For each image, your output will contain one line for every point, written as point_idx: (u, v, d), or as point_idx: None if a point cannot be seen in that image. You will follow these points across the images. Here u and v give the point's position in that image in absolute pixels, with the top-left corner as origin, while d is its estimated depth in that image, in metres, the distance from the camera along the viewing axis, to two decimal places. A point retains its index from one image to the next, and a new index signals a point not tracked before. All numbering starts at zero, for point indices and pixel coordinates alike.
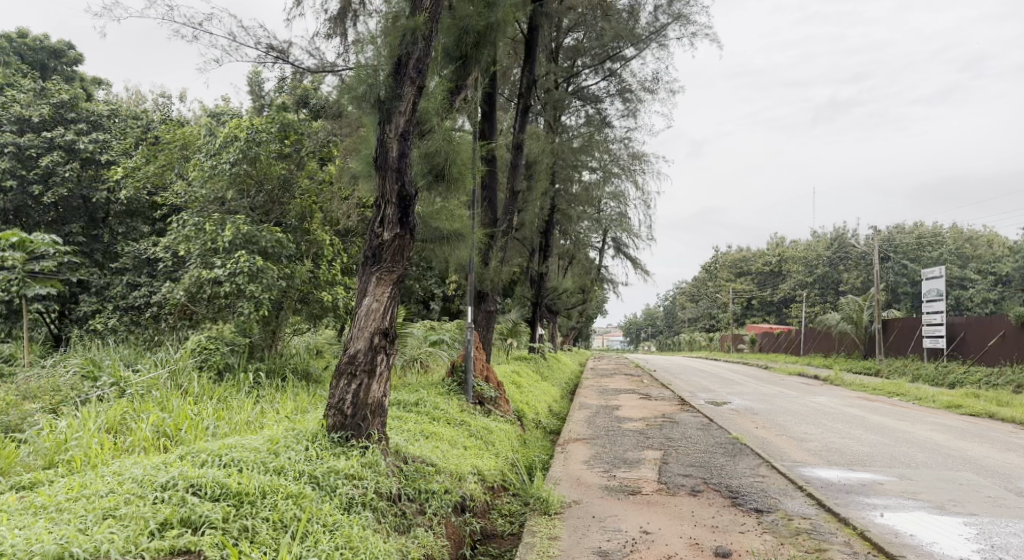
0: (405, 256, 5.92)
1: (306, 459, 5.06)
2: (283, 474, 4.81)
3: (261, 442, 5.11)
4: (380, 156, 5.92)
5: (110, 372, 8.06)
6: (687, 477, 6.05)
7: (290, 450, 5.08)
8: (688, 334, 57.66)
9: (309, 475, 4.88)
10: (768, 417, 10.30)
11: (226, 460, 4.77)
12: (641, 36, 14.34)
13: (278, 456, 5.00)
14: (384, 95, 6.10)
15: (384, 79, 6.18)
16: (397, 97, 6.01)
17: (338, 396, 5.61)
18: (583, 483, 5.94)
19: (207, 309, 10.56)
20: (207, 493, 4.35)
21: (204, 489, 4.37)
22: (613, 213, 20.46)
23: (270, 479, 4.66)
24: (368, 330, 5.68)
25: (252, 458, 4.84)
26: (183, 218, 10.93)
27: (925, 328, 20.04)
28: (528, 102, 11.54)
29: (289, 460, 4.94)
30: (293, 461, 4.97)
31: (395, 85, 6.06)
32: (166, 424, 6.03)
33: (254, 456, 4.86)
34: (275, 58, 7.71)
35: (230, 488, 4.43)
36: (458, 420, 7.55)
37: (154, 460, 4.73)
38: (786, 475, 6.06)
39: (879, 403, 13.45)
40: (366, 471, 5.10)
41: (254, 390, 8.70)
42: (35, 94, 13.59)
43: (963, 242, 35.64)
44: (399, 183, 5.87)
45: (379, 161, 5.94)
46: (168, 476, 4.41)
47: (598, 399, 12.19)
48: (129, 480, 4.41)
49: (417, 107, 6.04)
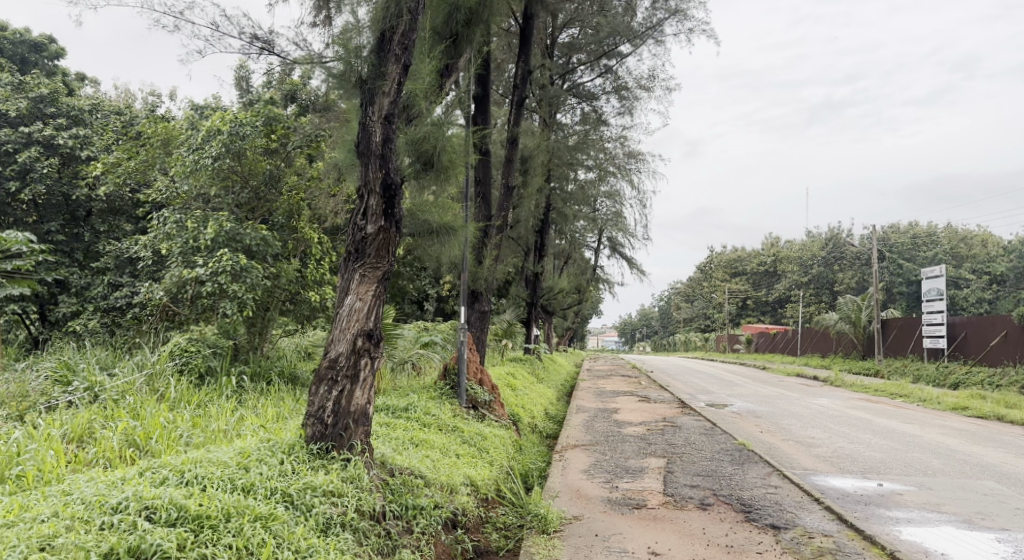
0: (391, 252, 5.52)
1: (280, 474, 4.67)
2: (252, 493, 4.41)
3: (231, 455, 4.71)
4: (362, 140, 5.52)
5: (84, 376, 7.64)
6: (694, 488, 5.66)
7: (262, 465, 4.68)
8: (682, 335, 57.40)
9: (283, 494, 4.48)
10: (772, 420, 9.91)
11: (189, 478, 4.37)
12: (637, 31, 13.95)
13: (248, 471, 4.60)
14: (367, 74, 5.69)
15: (365, 57, 5.75)
16: (379, 77, 5.60)
17: (318, 403, 5.20)
18: (583, 496, 5.55)
19: (190, 310, 10.13)
20: (162, 518, 3.96)
21: (158, 513, 3.98)
22: (609, 212, 20.05)
23: (236, 498, 4.26)
24: (351, 332, 5.28)
25: (218, 475, 4.44)
26: (165, 215, 10.50)
27: (926, 328, 19.70)
28: (523, 95, 11.11)
29: (261, 476, 4.54)
30: (266, 477, 4.57)
31: (378, 62, 5.66)
32: (135, 433, 5.64)
33: (221, 472, 4.46)
34: (261, 49, 7.28)
35: (188, 511, 4.04)
36: (450, 426, 7.15)
37: (107, 477, 4.33)
38: (801, 486, 5.67)
39: (883, 405, 13.09)
40: (346, 488, 4.71)
41: (237, 395, 8.29)
42: (13, 87, 13.16)
43: (958, 242, 35.42)
44: (382, 170, 5.48)
45: (361, 148, 5.54)
46: (120, 499, 4.02)
47: (596, 402, 11.80)
48: (76, 503, 4.01)
49: (401, 88, 5.65)
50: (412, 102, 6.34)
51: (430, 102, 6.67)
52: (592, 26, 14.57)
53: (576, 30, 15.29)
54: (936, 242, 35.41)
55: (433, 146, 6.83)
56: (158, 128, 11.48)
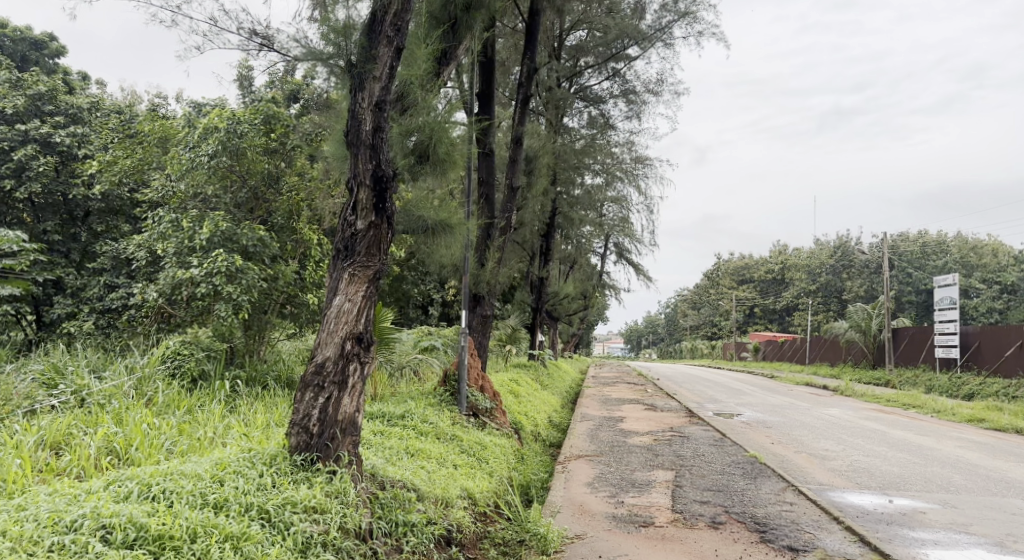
0: (382, 249, 5.24)
1: (259, 488, 4.39)
2: (225, 509, 4.14)
3: (206, 467, 4.45)
4: (352, 129, 5.24)
5: (71, 379, 7.37)
6: (705, 505, 5.34)
7: (239, 478, 4.41)
8: (689, 342, 56.94)
9: (259, 510, 4.21)
10: (783, 431, 9.56)
11: (155, 492, 4.11)
12: (645, 34, 13.69)
13: (223, 485, 4.33)
14: (356, 58, 5.40)
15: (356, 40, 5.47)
16: (370, 61, 5.32)
17: (303, 411, 4.90)
18: (586, 512, 5.24)
19: (186, 312, 9.85)
20: (118, 539, 3.71)
21: (115, 533, 3.73)
22: (615, 217, 19.73)
23: (204, 516, 3.99)
24: (339, 335, 4.99)
25: (188, 490, 4.17)
26: (160, 214, 10.25)
27: (939, 337, 19.30)
28: (528, 93, 10.83)
29: (236, 491, 4.27)
30: (242, 492, 4.30)
31: (368, 44, 5.37)
32: (115, 441, 5.37)
33: (191, 486, 4.20)
34: (260, 44, 6.93)
35: (149, 529, 3.79)
36: (448, 435, 6.87)
37: (69, 490, 4.08)
38: (819, 503, 5.34)
39: (897, 416, 12.73)
40: (330, 504, 4.42)
41: (230, 400, 8.00)
42: (11, 84, 12.96)
43: (968, 251, 34.98)
44: (373, 162, 5.20)
45: (351, 137, 5.25)
46: (76, 516, 3.78)
47: (601, 410, 11.45)
48: (26, 521, 3.75)
49: (394, 72, 5.36)
50: (407, 92, 6.05)
51: (428, 91, 6.39)
52: (599, 28, 14.37)
53: (584, 33, 15.08)
54: (946, 251, 34.92)
55: (433, 136, 6.53)
56: (155, 126, 11.25)
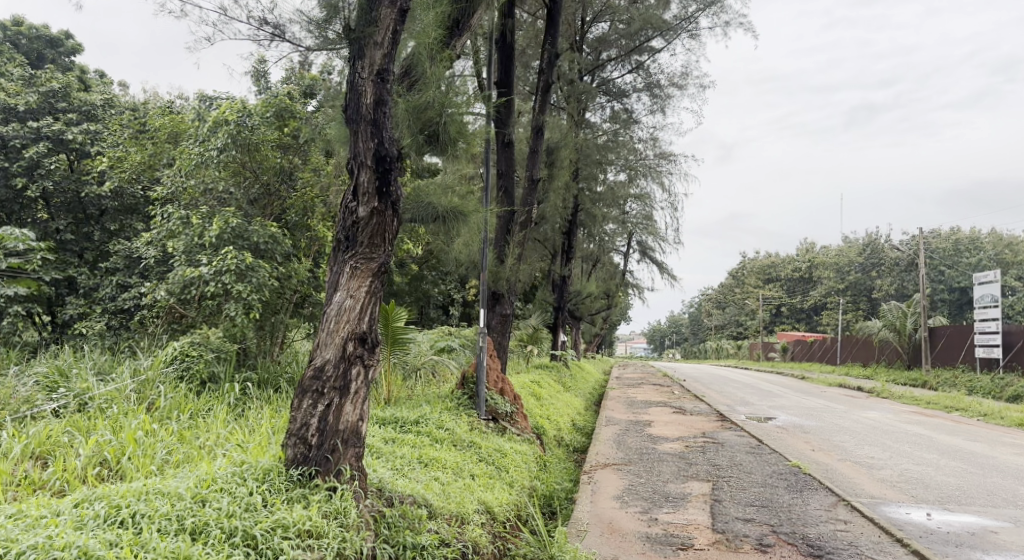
0: (387, 239, 4.85)
1: (246, 510, 4.10)
2: (203, 535, 3.88)
3: (189, 484, 4.17)
4: (352, 104, 4.85)
5: (74, 381, 7.04)
6: (749, 523, 4.86)
7: (223, 497, 4.12)
8: (714, 342, 55.91)
9: (244, 535, 3.94)
10: (822, 437, 8.96)
11: (124, 516, 3.86)
12: (670, 25, 13.21)
13: (205, 507, 4.05)
14: (355, 23, 4.95)
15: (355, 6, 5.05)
16: (370, 24, 4.89)
17: (300, 421, 4.54)
18: (617, 531, 4.77)
19: (197, 312, 9.41)
20: None
21: None
22: (639, 214, 19.18)
23: (173, 545, 3.71)
24: (340, 335, 4.62)
25: (162, 513, 3.92)
26: (170, 210, 9.94)
27: (979, 337, 18.49)
28: (550, 81, 10.35)
29: (218, 514, 3.99)
30: (226, 514, 4.02)
31: (369, 7, 4.93)
32: (106, 449, 5.04)
33: (166, 509, 3.93)
34: (271, 34, 6.44)
35: None
36: (466, 441, 6.43)
37: (31, 512, 3.84)
38: (877, 522, 4.85)
39: (941, 419, 12.07)
40: (325, 528, 4.12)
41: (240, 405, 7.59)
42: (24, 81, 12.75)
43: (1003, 247, 33.92)
44: (375, 140, 4.81)
45: (350, 113, 4.86)
46: (25, 546, 3.54)
47: (627, 413, 10.90)
48: None
49: (397, 37, 4.95)
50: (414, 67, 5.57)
51: (439, 67, 5.93)
52: (623, 19, 13.88)
53: (606, 24, 14.58)
54: (979, 248, 33.80)
55: (443, 114, 6.06)
56: (166, 121, 10.93)
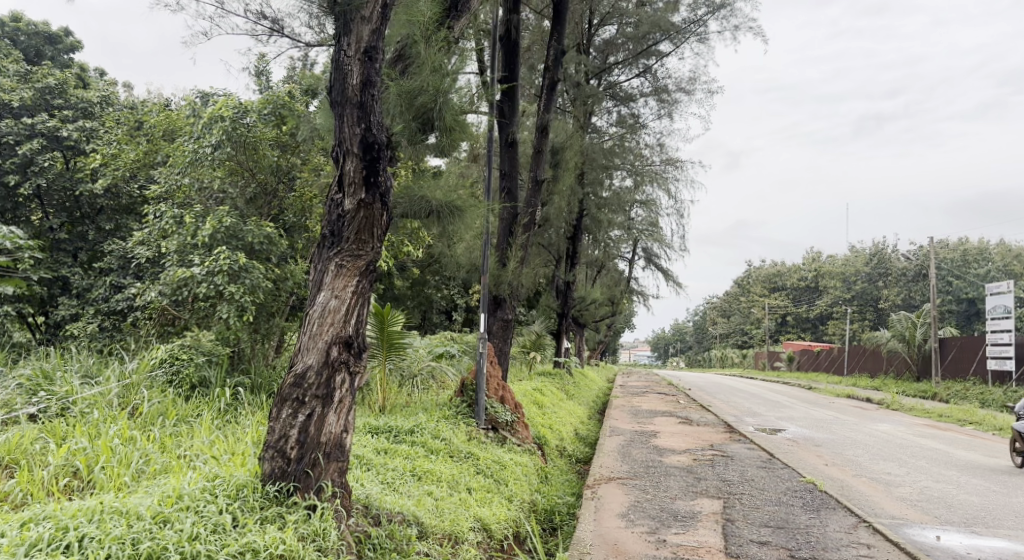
0: (375, 234, 4.56)
1: (210, 532, 3.81)
2: None
3: (151, 502, 3.90)
4: (337, 84, 4.56)
5: (53, 384, 6.73)
6: (765, 546, 4.54)
7: (187, 518, 3.84)
8: (719, 351, 55.45)
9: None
10: (835, 450, 8.60)
11: (71, 540, 3.58)
12: (678, 27, 12.90)
13: (165, 528, 3.77)
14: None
15: None
16: None
17: (279, 432, 4.26)
18: (623, 555, 4.43)
19: (190, 314, 9.10)
20: None
21: None
22: (644, 220, 18.93)
23: None
24: (323, 338, 4.34)
25: (114, 536, 3.63)
26: (162, 209, 9.66)
27: (991, 349, 18.08)
28: (555, 78, 10.04)
29: (179, 537, 3.70)
30: (188, 537, 3.73)
31: None
32: (78, 459, 4.76)
33: (119, 532, 3.65)
34: (270, 30, 6.16)
35: None
36: (463, 452, 6.11)
37: None
38: (904, 548, 4.54)
39: (955, 433, 11.70)
40: (299, 551, 3.82)
41: (230, 410, 7.28)
42: (20, 77, 12.51)
43: (1012, 259, 33.46)
44: (362, 125, 4.53)
45: (335, 95, 4.58)
46: None
47: (632, 424, 10.53)
48: None
49: (387, 14, 4.65)
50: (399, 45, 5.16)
51: (434, 52, 5.62)
52: (631, 21, 13.58)
53: (614, 27, 14.29)
54: (987, 259, 33.38)
55: (439, 101, 5.77)
56: (162, 118, 10.67)
